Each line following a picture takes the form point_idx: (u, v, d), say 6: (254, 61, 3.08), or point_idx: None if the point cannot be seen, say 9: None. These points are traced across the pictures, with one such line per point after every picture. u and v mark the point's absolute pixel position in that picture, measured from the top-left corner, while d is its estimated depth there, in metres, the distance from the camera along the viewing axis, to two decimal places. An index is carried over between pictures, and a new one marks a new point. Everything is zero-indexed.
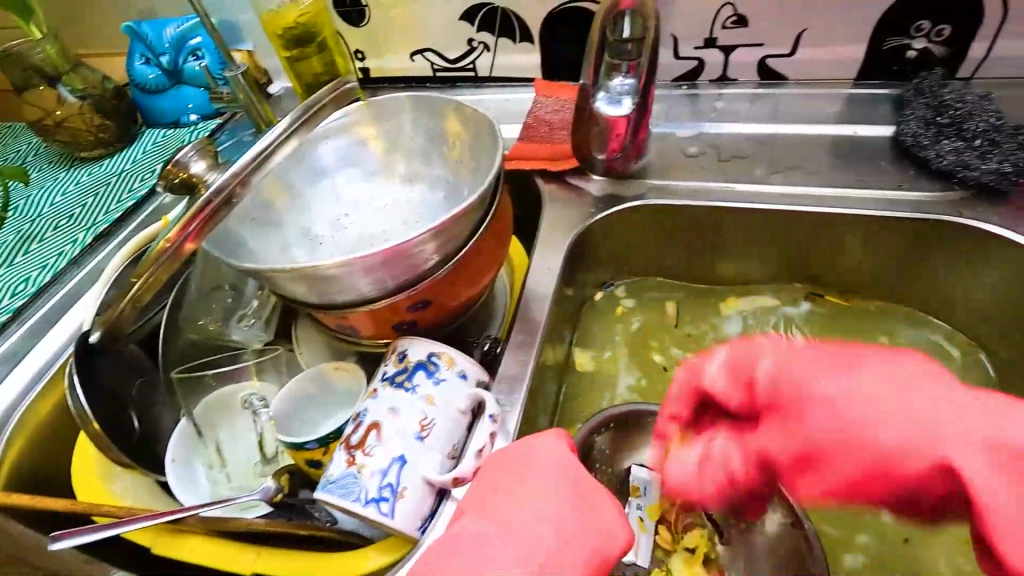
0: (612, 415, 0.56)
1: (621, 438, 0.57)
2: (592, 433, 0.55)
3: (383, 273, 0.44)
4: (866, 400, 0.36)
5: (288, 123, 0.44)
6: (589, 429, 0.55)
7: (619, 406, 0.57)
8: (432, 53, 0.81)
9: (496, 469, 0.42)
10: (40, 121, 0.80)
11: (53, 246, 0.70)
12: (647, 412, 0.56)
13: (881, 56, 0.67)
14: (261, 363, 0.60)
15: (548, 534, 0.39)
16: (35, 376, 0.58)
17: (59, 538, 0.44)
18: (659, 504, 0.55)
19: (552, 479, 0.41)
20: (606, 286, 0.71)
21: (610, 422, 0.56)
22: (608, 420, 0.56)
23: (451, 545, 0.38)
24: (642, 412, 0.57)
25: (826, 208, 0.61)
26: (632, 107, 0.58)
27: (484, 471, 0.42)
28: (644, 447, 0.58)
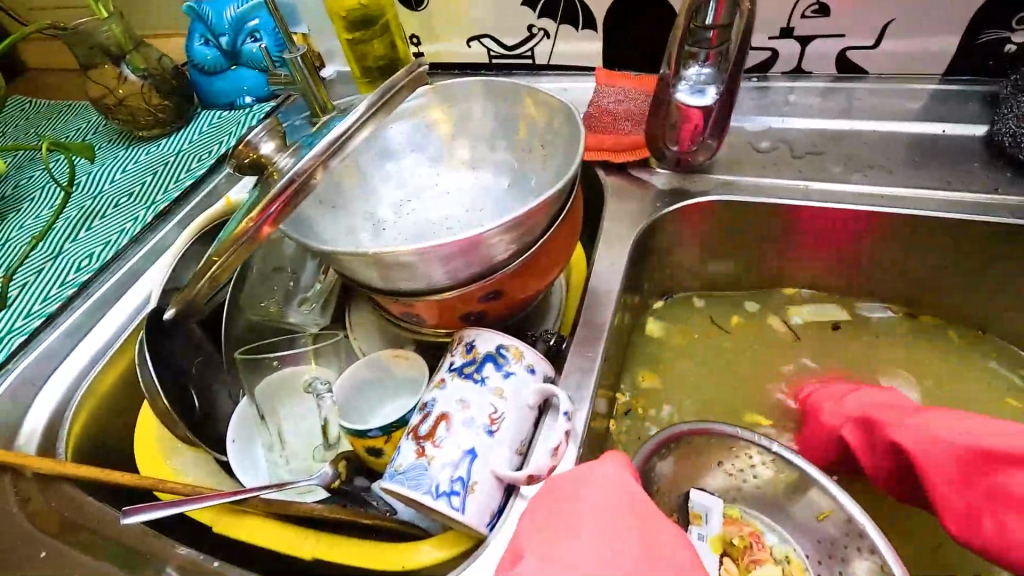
0: (673, 436, 0.53)
1: (682, 460, 0.54)
2: (652, 456, 0.53)
3: (458, 261, 0.43)
4: (954, 426, 0.46)
5: (367, 106, 0.43)
6: (649, 452, 0.52)
7: (684, 425, 0.54)
8: (490, 39, 0.79)
9: (552, 494, 0.40)
10: (103, 99, 0.81)
11: (115, 223, 0.71)
12: (714, 431, 0.53)
13: (974, 50, 0.62)
14: (318, 348, 0.59)
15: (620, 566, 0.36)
16: (100, 350, 0.59)
17: (131, 513, 0.44)
18: (721, 536, 0.51)
19: (615, 507, 0.39)
20: (666, 296, 0.70)
21: (671, 443, 0.53)
22: (668, 441, 0.53)
23: None
24: (709, 432, 0.53)
25: (912, 210, 0.58)
26: (716, 97, 0.55)
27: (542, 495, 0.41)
28: (708, 470, 0.55)
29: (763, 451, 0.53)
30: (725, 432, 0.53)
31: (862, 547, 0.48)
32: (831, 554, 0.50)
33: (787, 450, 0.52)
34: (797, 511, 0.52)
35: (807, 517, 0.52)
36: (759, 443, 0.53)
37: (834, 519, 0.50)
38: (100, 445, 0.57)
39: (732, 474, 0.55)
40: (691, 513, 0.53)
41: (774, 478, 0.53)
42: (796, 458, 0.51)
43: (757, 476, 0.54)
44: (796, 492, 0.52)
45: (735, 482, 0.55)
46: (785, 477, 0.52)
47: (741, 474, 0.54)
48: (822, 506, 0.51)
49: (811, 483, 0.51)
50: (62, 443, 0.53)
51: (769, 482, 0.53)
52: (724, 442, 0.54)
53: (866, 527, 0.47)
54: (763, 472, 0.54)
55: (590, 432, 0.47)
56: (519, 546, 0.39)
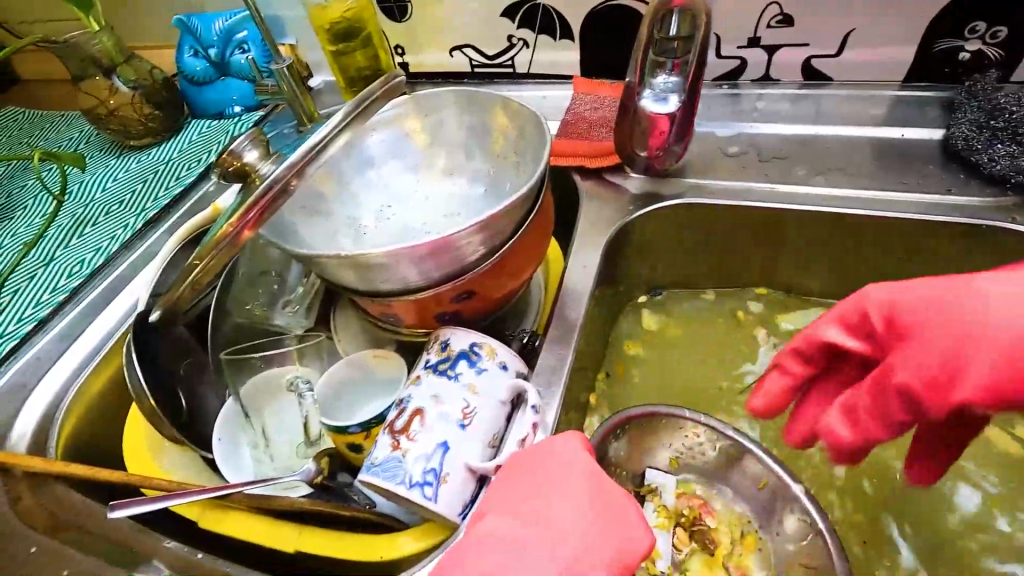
0: (625, 418, 0.54)
1: (634, 437, 0.55)
2: (607, 439, 0.53)
3: (430, 263, 0.45)
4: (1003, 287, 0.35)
5: (342, 117, 0.45)
6: (605, 434, 0.52)
7: (634, 408, 0.54)
8: (471, 50, 0.81)
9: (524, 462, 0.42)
10: (94, 110, 0.83)
11: (106, 231, 0.73)
12: (658, 412, 0.54)
13: (931, 58, 0.65)
14: (302, 348, 0.61)
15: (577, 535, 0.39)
16: (90, 353, 0.61)
17: (118, 507, 0.46)
18: (674, 509, 0.55)
19: (578, 481, 0.41)
20: (654, 289, 0.72)
21: (624, 425, 0.54)
22: (621, 423, 0.53)
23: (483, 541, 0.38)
24: (653, 413, 0.54)
25: (872, 211, 0.60)
26: (678, 105, 0.58)
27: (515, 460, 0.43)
28: (658, 448, 0.57)
29: (703, 427, 0.54)
30: (672, 413, 0.54)
31: (794, 510, 0.49)
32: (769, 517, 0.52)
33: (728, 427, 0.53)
34: (739, 480, 0.55)
35: (748, 485, 0.54)
36: (703, 422, 0.54)
37: (771, 486, 0.51)
38: (91, 445, 0.59)
39: (680, 450, 0.57)
40: (645, 487, 0.56)
41: (716, 452, 0.55)
42: (734, 433, 0.53)
43: (704, 452, 0.56)
44: (737, 464, 0.54)
45: (684, 456, 0.57)
46: (728, 450, 0.54)
47: (688, 451, 0.56)
48: (759, 475, 0.52)
49: (748, 455, 0.52)
50: (54, 443, 0.55)
51: (714, 455, 0.55)
52: (671, 421, 0.55)
53: (796, 490, 0.49)
54: (707, 447, 0.55)
55: (560, 426, 0.49)
56: (484, 509, 0.41)
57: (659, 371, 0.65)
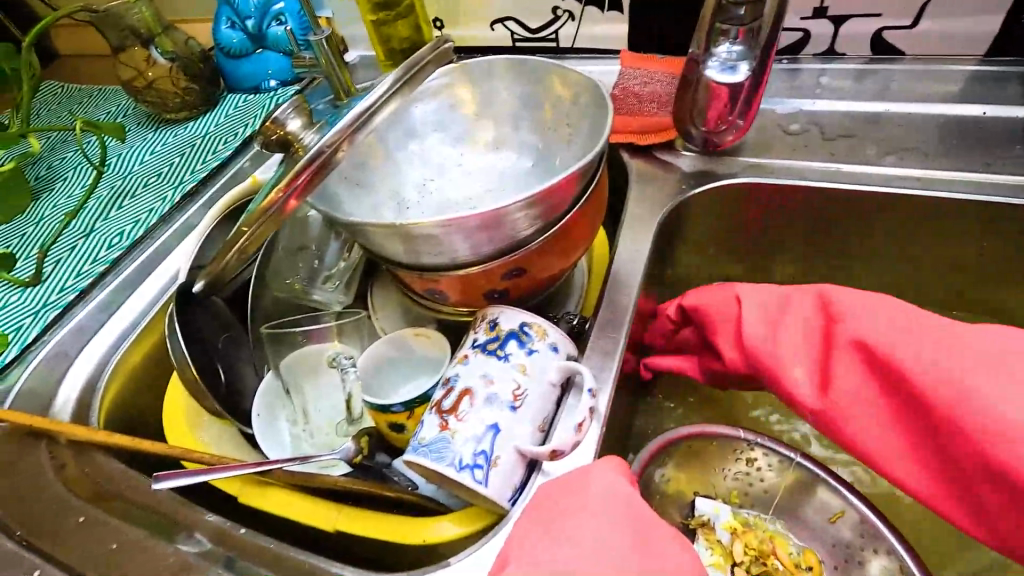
0: (671, 442, 0.54)
1: (682, 464, 0.55)
2: (652, 464, 0.53)
3: (483, 236, 0.43)
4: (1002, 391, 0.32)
5: (392, 82, 0.43)
6: (650, 459, 0.53)
7: (682, 429, 0.55)
8: (514, 22, 0.78)
9: (546, 504, 0.39)
10: (132, 82, 0.83)
11: (143, 204, 0.72)
12: (712, 433, 0.55)
13: (1018, 29, 0.60)
14: (341, 325, 0.58)
15: (604, 551, 0.35)
16: (131, 324, 0.60)
17: (161, 478, 0.46)
18: (729, 547, 0.51)
19: (611, 502, 0.38)
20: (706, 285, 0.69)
21: (670, 450, 0.54)
22: (667, 448, 0.54)
23: None
24: (705, 434, 0.55)
25: (950, 194, 0.56)
26: (748, 74, 0.54)
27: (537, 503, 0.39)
28: (716, 470, 0.55)
29: (764, 450, 0.54)
30: (727, 433, 0.55)
31: (880, 548, 0.48)
32: (845, 556, 0.50)
33: (787, 450, 0.53)
34: (805, 514, 0.53)
35: (818, 519, 0.52)
36: (763, 444, 0.54)
37: (846, 518, 0.50)
38: (131, 414, 0.59)
39: (737, 479, 0.55)
40: (695, 519, 0.53)
41: (780, 480, 0.54)
42: (798, 457, 0.53)
43: (763, 478, 0.54)
44: (805, 492, 0.53)
45: (744, 484, 0.55)
46: (793, 476, 0.53)
47: (747, 478, 0.55)
48: (834, 507, 0.51)
49: (820, 480, 0.52)
50: (94, 412, 0.55)
51: (776, 485, 0.54)
52: (726, 444, 0.55)
53: (880, 526, 0.48)
54: (769, 475, 0.54)
55: (611, 412, 0.47)
56: (506, 557, 0.37)
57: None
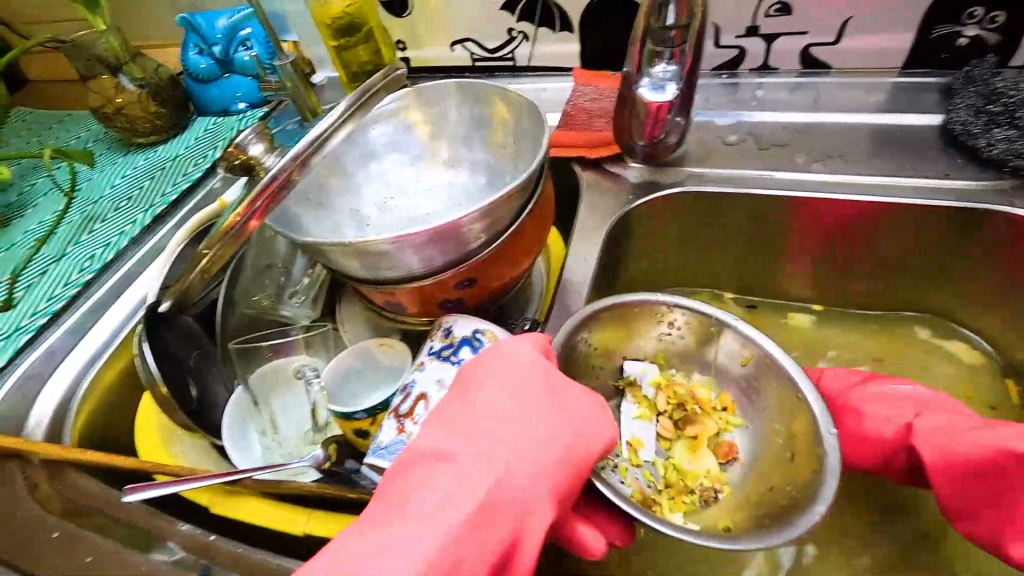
0: (594, 312, 0.53)
1: (609, 328, 0.56)
2: (575, 334, 0.52)
3: (434, 250, 0.46)
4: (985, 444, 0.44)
5: (343, 108, 0.46)
6: (572, 330, 0.52)
7: (602, 302, 0.54)
8: (472, 44, 0.82)
9: (466, 380, 0.43)
10: (101, 108, 0.85)
11: (114, 226, 0.74)
12: (637, 300, 0.55)
13: (929, 44, 0.66)
14: (308, 338, 0.62)
15: (541, 429, 0.40)
16: (104, 343, 0.62)
17: (132, 491, 0.48)
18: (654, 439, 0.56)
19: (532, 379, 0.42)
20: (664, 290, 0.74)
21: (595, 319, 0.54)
22: (591, 317, 0.53)
23: (411, 464, 0.38)
24: (630, 301, 0.55)
25: (869, 197, 0.60)
26: (675, 93, 0.59)
27: (458, 382, 0.43)
28: (642, 329, 0.57)
29: (681, 310, 0.56)
30: (646, 299, 0.55)
31: (777, 380, 0.52)
32: (753, 390, 0.55)
33: (700, 305, 0.55)
34: (717, 358, 0.58)
35: (729, 362, 0.57)
36: (679, 306, 0.55)
37: (754, 359, 0.54)
38: (106, 432, 0.61)
39: (663, 338, 0.58)
40: (624, 380, 0.58)
41: (690, 336, 0.57)
42: (709, 309, 0.54)
43: (680, 336, 0.58)
44: (715, 340, 0.56)
45: (665, 343, 0.59)
46: (707, 329, 0.56)
47: (670, 336, 0.58)
48: (741, 351, 0.55)
49: (728, 330, 0.55)
50: (68, 432, 0.56)
51: (688, 337, 0.58)
52: (647, 309, 0.56)
53: (781, 362, 0.51)
54: (683, 332, 0.57)
55: None
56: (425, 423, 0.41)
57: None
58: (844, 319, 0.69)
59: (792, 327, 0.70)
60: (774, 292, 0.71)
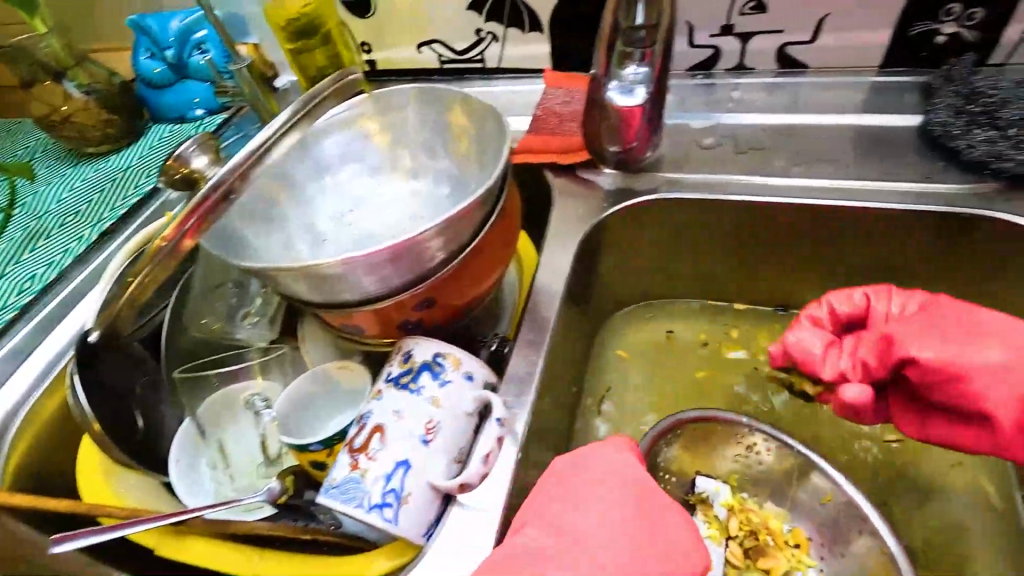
0: (680, 421, 0.57)
1: (690, 441, 0.57)
2: (657, 442, 0.56)
3: (388, 271, 0.43)
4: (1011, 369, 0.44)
5: (288, 116, 0.42)
6: (656, 437, 0.56)
7: (690, 411, 0.57)
8: (439, 45, 0.79)
9: (557, 482, 0.43)
10: (47, 117, 0.80)
11: (58, 245, 0.69)
12: (717, 416, 0.56)
13: (908, 42, 0.64)
14: (265, 362, 0.59)
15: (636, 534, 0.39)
16: (42, 372, 0.58)
17: (60, 542, 0.42)
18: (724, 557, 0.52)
19: (620, 486, 0.42)
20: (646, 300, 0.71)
21: (678, 428, 0.57)
22: (675, 425, 0.56)
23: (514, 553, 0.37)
24: (712, 416, 0.56)
25: (850, 201, 0.58)
26: (645, 97, 0.56)
27: (547, 482, 0.43)
28: (721, 450, 0.57)
29: (764, 437, 0.56)
30: (732, 416, 0.56)
31: (865, 530, 0.50)
32: (835, 537, 0.52)
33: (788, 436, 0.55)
34: (798, 496, 0.55)
35: (811, 501, 0.54)
36: (762, 430, 0.56)
37: (834, 501, 0.52)
38: (44, 468, 0.56)
39: (740, 464, 0.57)
40: (695, 496, 0.56)
41: (779, 465, 0.55)
42: (800, 445, 0.54)
43: (762, 462, 0.56)
44: (800, 478, 0.54)
45: (743, 469, 0.57)
46: (793, 462, 0.54)
47: (750, 464, 0.56)
48: (826, 490, 0.53)
49: (814, 469, 0.53)
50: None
51: (773, 467, 0.56)
52: (730, 428, 0.56)
53: (867, 510, 0.50)
54: (767, 461, 0.56)
55: (530, 435, 0.47)
56: (522, 523, 0.41)
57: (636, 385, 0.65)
58: None
59: (778, 339, 0.66)
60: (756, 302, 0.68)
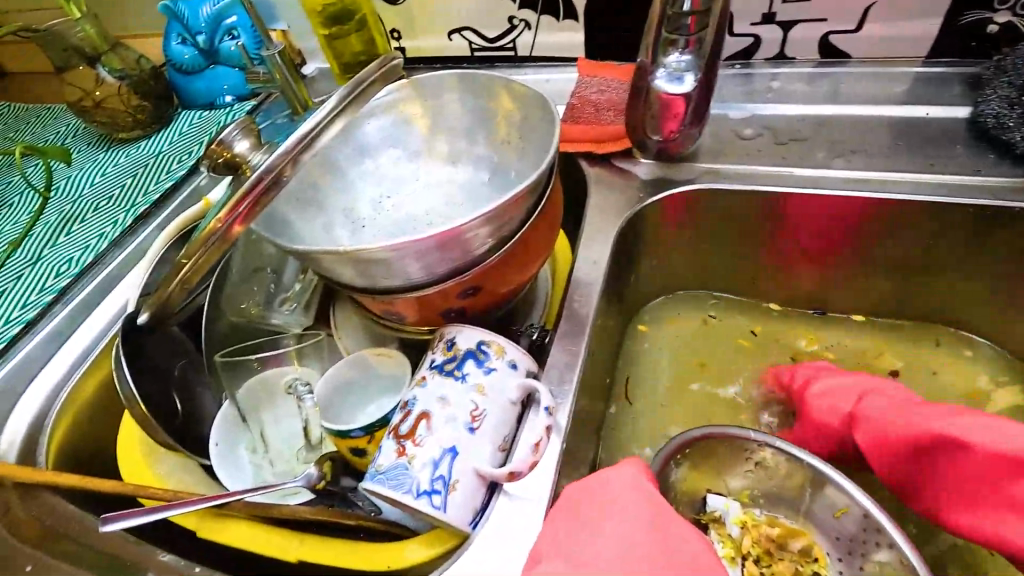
0: (685, 442, 0.52)
1: (695, 460, 0.53)
2: (666, 464, 0.51)
3: (436, 257, 0.42)
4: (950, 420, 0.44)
5: (335, 102, 0.41)
6: (663, 460, 0.51)
7: (695, 430, 0.52)
8: (471, 32, 0.78)
9: (570, 511, 0.40)
10: (79, 102, 0.80)
11: (93, 228, 0.70)
12: (722, 432, 0.52)
13: (957, 32, 0.62)
14: (301, 348, 0.59)
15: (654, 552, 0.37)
16: (83, 354, 0.58)
17: (111, 521, 0.44)
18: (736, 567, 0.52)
19: (632, 503, 0.40)
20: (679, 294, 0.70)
21: (685, 448, 0.52)
22: (682, 447, 0.51)
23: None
24: (715, 433, 0.52)
25: (896, 194, 0.57)
26: (694, 85, 0.55)
27: (560, 511, 0.41)
28: (728, 467, 0.54)
29: (772, 451, 0.51)
30: (736, 434, 0.51)
31: (883, 542, 0.46)
32: (852, 548, 0.50)
33: (796, 448, 0.50)
34: (813, 508, 0.53)
35: (825, 512, 0.52)
36: (772, 444, 0.51)
37: (851, 515, 0.49)
38: (85, 449, 0.57)
39: (750, 478, 0.55)
40: (707, 515, 0.54)
41: (788, 477, 0.52)
42: (812, 459, 0.49)
43: (772, 476, 0.53)
44: (812, 492, 0.51)
45: (753, 480, 0.55)
46: (801, 476, 0.51)
47: (758, 477, 0.54)
48: (839, 504, 0.50)
49: (827, 482, 0.50)
50: (43, 452, 0.53)
51: (783, 479, 0.53)
52: (736, 443, 0.52)
53: (885, 523, 0.46)
54: (776, 474, 0.53)
55: (573, 426, 0.47)
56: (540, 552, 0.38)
57: (668, 379, 0.64)
58: (877, 327, 0.65)
59: (812, 337, 0.66)
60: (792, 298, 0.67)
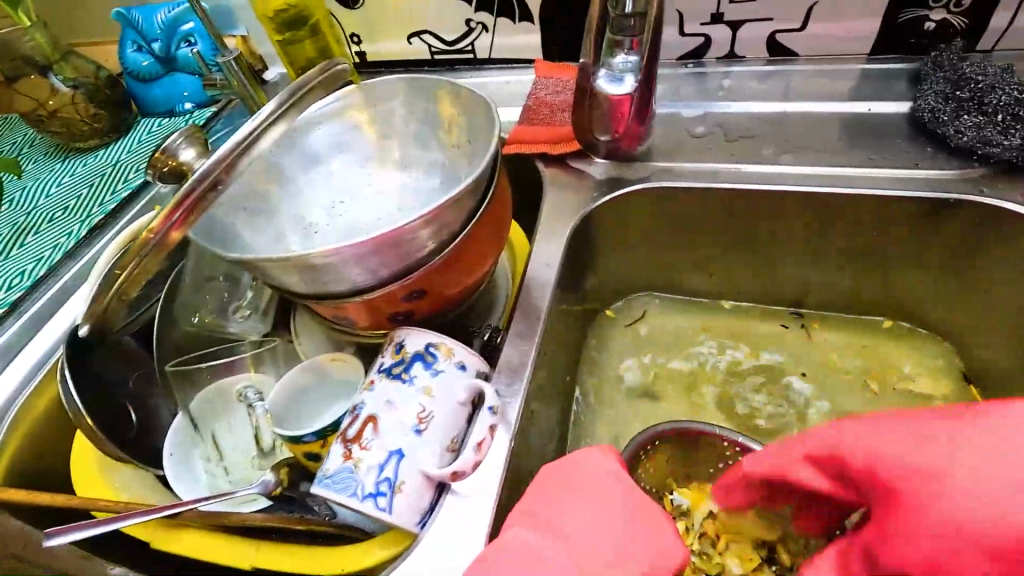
0: (660, 433, 0.53)
1: (665, 454, 0.54)
2: (638, 454, 0.52)
3: (378, 261, 0.42)
4: None
5: (274, 108, 0.42)
6: (636, 449, 0.52)
7: (667, 424, 0.53)
8: (429, 36, 0.78)
9: (547, 484, 0.42)
10: (33, 112, 0.79)
11: (48, 240, 0.69)
12: (693, 428, 0.53)
13: (896, 30, 0.64)
14: (258, 354, 0.58)
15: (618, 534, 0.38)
16: (34, 367, 0.57)
17: (58, 534, 0.43)
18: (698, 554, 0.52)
19: (613, 492, 0.41)
20: (642, 294, 0.71)
21: (657, 440, 0.53)
22: (655, 438, 0.53)
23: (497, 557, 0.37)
24: (688, 429, 0.53)
25: (841, 188, 0.58)
26: (634, 85, 0.56)
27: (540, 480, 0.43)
28: (695, 462, 0.55)
29: (736, 448, 0.52)
30: (707, 430, 0.53)
31: None
32: None
33: (753, 442, 0.52)
34: None
35: None
36: (737, 441, 0.52)
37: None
38: (38, 465, 0.56)
39: (710, 479, 0.55)
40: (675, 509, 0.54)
41: None
42: None
43: (732, 475, 0.54)
44: None
45: (715, 480, 0.55)
46: None
47: (719, 477, 0.55)
48: None
49: None
50: None
51: (743, 477, 0.53)
52: (708, 438, 0.53)
53: None
54: (737, 473, 0.53)
55: (523, 424, 0.47)
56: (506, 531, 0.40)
57: (629, 377, 0.65)
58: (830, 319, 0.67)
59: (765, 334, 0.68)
60: (747, 297, 0.69)
